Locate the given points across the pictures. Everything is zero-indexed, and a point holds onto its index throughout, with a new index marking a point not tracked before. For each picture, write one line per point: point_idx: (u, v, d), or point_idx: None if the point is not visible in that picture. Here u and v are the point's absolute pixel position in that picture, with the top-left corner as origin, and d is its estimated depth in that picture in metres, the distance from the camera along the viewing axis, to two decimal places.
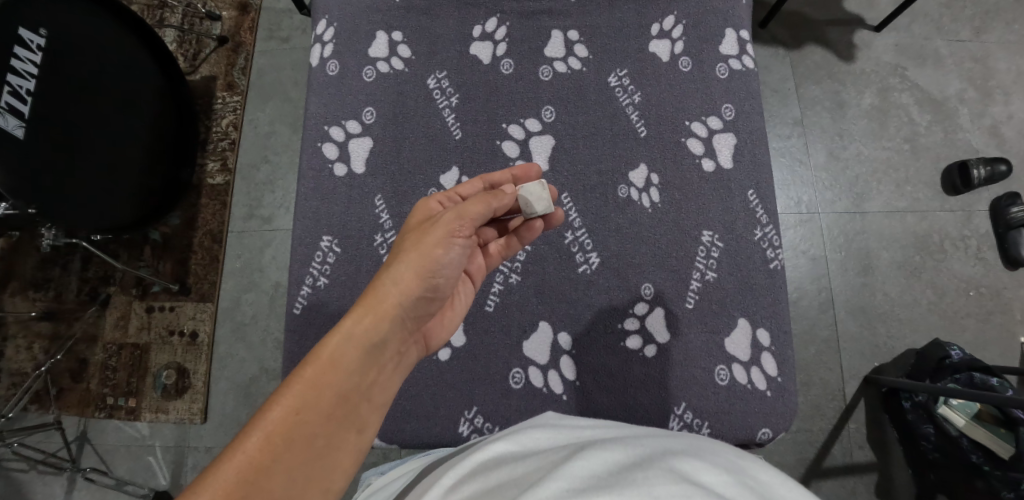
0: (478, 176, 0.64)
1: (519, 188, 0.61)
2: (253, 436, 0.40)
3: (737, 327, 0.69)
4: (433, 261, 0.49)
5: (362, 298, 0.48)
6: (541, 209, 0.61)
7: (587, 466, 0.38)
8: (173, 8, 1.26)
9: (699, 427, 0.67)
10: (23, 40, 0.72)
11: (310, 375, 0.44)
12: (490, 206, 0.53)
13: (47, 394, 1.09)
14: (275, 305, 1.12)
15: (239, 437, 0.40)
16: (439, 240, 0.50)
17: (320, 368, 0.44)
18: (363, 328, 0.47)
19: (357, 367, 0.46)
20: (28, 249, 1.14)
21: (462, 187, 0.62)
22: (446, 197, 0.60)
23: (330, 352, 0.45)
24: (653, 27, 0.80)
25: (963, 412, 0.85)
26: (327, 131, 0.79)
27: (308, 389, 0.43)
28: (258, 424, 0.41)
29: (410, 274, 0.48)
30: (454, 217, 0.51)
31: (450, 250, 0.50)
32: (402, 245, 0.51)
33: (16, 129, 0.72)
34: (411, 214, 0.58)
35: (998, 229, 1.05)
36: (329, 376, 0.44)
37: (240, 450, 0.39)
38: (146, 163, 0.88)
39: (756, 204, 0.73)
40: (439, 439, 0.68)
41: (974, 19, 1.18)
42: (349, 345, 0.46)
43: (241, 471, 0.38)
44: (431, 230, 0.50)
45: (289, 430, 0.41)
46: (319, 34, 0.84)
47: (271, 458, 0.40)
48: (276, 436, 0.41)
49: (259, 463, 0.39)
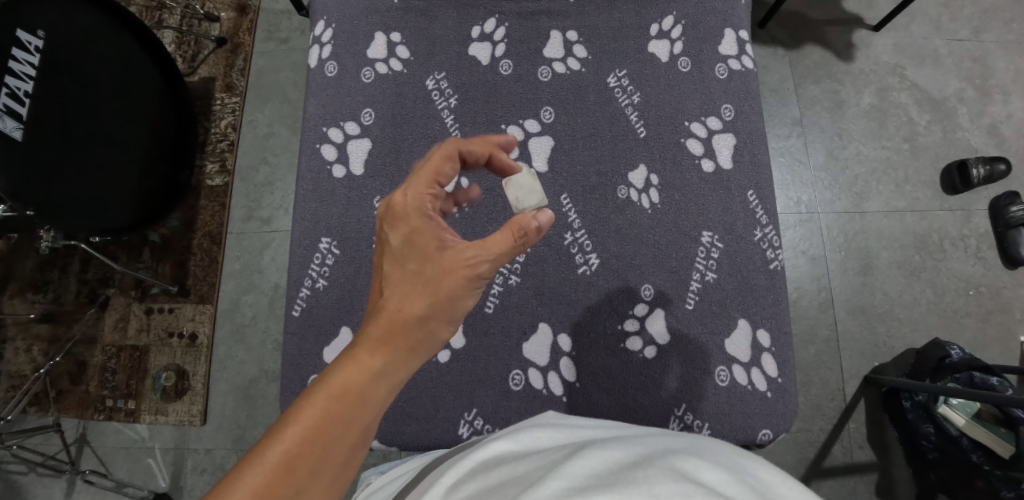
0: (449, 150, 0.54)
1: (509, 180, 0.57)
2: (272, 465, 0.39)
3: (737, 328, 0.69)
4: (459, 310, 0.50)
5: (383, 333, 0.48)
6: (531, 204, 0.57)
7: (587, 465, 0.38)
8: (171, 10, 1.26)
9: (699, 428, 0.66)
10: (23, 42, 0.72)
11: (330, 405, 0.43)
12: (517, 253, 0.50)
13: (46, 397, 1.09)
14: (274, 307, 1.12)
15: (253, 464, 0.39)
16: (467, 290, 0.50)
17: (340, 398, 0.44)
18: (387, 365, 0.47)
19: (380, 397, 0.46)
20: (27, 251, 1.14)
21: (439, 171, 0.54)
22: (433, 194, 0.54)
23: (354, 385, 0.45)
24: (653, 27, 0.80)
25: (963, 411, 0.85)
26: (326, 133, 0.79)
27: (328, 418, 0.42)
28: (275, 452, 0.40)
29: (438, 321, 0.49)
30: (483, 268, 0.49)
31: (471, 298, 0.51)
32: (421, 279, 0.49)
33: (15, 132, 0.71)
34: (399, 217, 0.51)
35: (998, 229, 1.05)
36: (350, 408, 0.44)
37: (256, 476, 0.38)
38: (145, 164, 0.89)
39: (756, 204, 0.73)
40: (439, 441, 0.68)
41: (973, 18, 1.18)
42: (374, 380, 0.46)
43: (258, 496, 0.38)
44: (456, 276, 0.49)
45: (308, 460, 0.40)
46: (317, 35, 0.84)
47: (292, 487, 0.39)
48: (296, 464, 0.40)
49: (276, 490, 0.38)
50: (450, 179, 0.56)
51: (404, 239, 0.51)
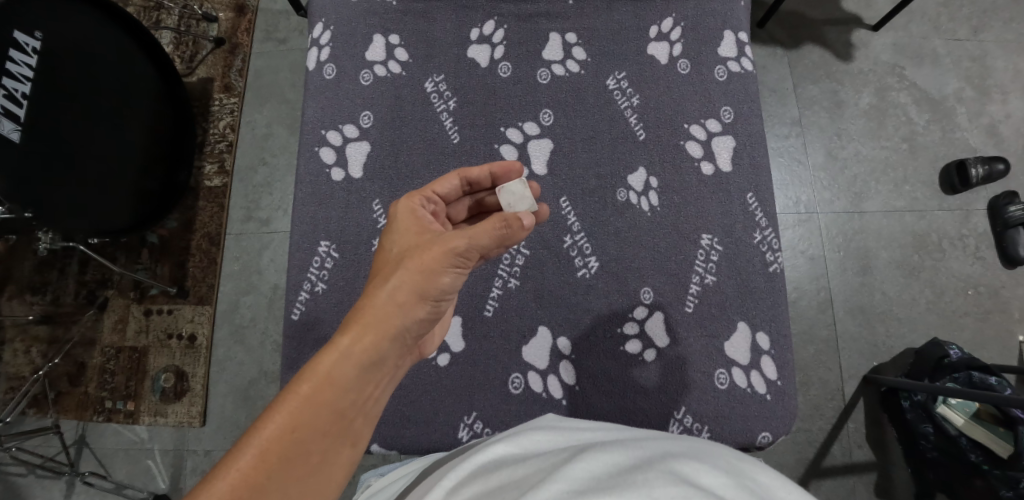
0: (455, 171, 0.60)
1: (501, 187, 0.61)
2: (246, 454, 0.37)
3: (737, 331, 0.69)
4: (436, 289, 0.47)
5: (359, 315, 0.45)
6: (523, 208, 0.60)
7: (587, 468, 0.38)
8: (169, 10, 1.25)
9: (699, 431, 0.66)
10: (19, 44, 0.71)
11: (307, 391, 0.41)
12: (501, 236, 0.47)
13: (45, 398, 1.08)
14: (273, 308, 1.12)
15: (232, 453, 0.38)
16: (443, 267, 0.47)
17: (318, 384, 0.41)
18: (360, 347, 0.44)
19: (355, 384, 0.43)
20: (26, 252, 1.13)
21: (438, 184, 0.59)
22: (427, 197, 0.57)
23: (326, 369, 0.42)
24: (653, 29, 0.80)
25: (962, 411, 0.85)
26: (325, 136, 0.78)
27: (305, 404, 0.41)
28: (251, 441, 0.38)
29: (412, 298, 0.46)
30: (459, 244, 0.47)
31: (450, 277, 0.48)
32: (399, 260, 0.48)
33: (13, 134, 0.70)
34: (391, 217, 0.54)
35: (996, 229, 1.05)
36: (328, 393, 0.41)
37: (233, 468, 0.36)
38: (143, 164, 0.89)
39: (756, 207, 0.73)
40: (439, 444, 0.68)
41: (971, 18, 1.18)
42: (347, 363, 0.43)
43: (236, 489, 0.36)
44: (431, 254, 0.47)
45: (285, 448, 0.38)
46: (315, 37, 0.84)
47: (265, 475, 0.37)
48: (271, 453, 0.38)
49: (253, 480, 0.36)
50: (452, 194, 0.60)
51: (395, 231, 0.52)
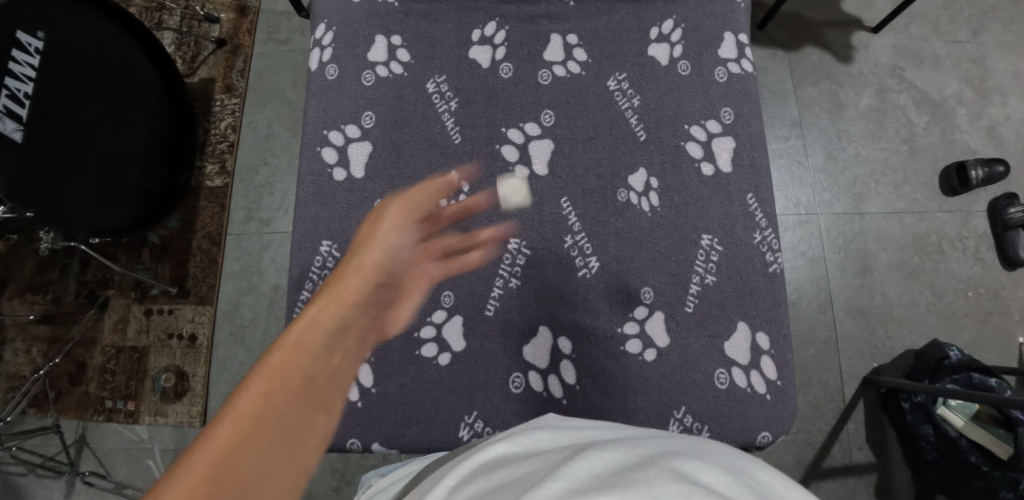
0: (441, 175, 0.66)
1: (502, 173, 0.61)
2: (221, 418, 0.35)
3: (737, 331, 0.69)
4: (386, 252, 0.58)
5: (327, 292, 0.52)
6: None
7: (588, 466, 0.38)
8: (171, 11, 1.26)
9: (699, 430, 0.67)
10: (23, 43, 0.72)
11: (277, 357, 0.42)
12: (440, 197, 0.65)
13: (46, 398, 1.09)
14: (274, 308, 1.12)
15: (204, 432, 0.34)
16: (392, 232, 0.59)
17: (286, 352, 0.43)
18: (328, 313, 0.49)
19: (323, 349, 0.46)
20: (27, 252, 1.14)
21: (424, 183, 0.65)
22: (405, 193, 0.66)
23: (294, 338, 0.45)
24: (653, 30, 0.81)
25: (962, 412, 0.85)
26: (327, 136, 0.79)
27: (277, 368, 0.41)
28: (225, 410, 0.36)
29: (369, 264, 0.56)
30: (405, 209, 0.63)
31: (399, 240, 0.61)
32: (357, 243, 0.59)
33: (15, 133, 0.71)
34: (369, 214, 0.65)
35: (996, 230, 1.06)
36: (297, 357, 0.43)
37: (211, 436, 0.33)
38: (147, 164, 0.89)
39: (755, 207, 0.73)
40: (439, 444, 0.68)
41: (971, 20, 1.19)
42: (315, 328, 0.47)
43: (214, 455, 0.32)
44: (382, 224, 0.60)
45: (262, 412, 0.36)
46: (318, 38, 0.84)
47: (244, 439, 0.34)
48: (247, 417, 0.35)
49: (231, 443, 0.33)
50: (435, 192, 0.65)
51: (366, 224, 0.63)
